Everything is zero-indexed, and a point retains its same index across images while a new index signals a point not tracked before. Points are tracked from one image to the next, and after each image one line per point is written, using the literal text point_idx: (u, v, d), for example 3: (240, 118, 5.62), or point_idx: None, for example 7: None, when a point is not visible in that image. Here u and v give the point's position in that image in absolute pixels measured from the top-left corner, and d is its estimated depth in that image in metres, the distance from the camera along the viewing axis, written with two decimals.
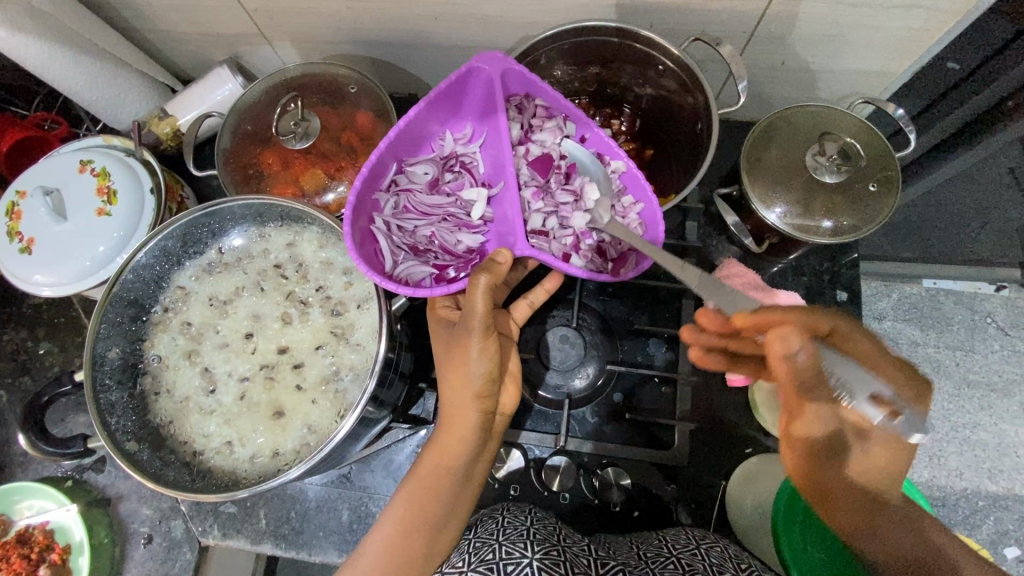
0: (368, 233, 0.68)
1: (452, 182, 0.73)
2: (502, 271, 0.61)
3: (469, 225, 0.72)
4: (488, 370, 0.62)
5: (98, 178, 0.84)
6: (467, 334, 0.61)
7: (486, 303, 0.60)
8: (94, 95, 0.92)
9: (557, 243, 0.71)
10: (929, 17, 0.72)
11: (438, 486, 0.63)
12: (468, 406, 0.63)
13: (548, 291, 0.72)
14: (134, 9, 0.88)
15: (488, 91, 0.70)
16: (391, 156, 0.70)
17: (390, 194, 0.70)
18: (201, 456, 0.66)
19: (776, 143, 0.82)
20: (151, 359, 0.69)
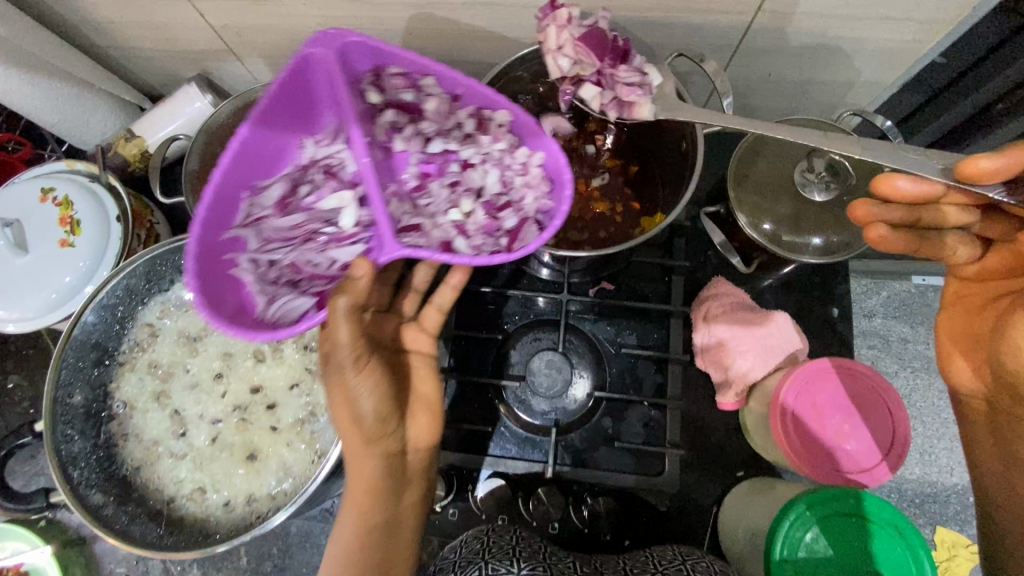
0: (228, 277, 0.60)
1: (311, 195, 0.65)
2: (363, 288, 0.53)
3: (338, 238, 0.64)
4: (377, 407, 0.57)
5: (60, 208, 0.80)
6: (342, 373, 0.56)
7: (352, 330, 0.53)
8: (55, 116, 0.88)
9: (438, 233, 0.66)
10: (918, 30, 0.70)
11: (365, 543, 0.60)
12: (368, 453, 0.59)
13: (455, 288, 0.66)
14: (94, 27, 0.84)
15: (326, 79, 0.62)
16: (237, 182, 0.61)
17: (245, 228, 0.61)
18: (171, 504, 0.63)
19: (764, 158, 0.80)
20: (117, 403, 0.66)
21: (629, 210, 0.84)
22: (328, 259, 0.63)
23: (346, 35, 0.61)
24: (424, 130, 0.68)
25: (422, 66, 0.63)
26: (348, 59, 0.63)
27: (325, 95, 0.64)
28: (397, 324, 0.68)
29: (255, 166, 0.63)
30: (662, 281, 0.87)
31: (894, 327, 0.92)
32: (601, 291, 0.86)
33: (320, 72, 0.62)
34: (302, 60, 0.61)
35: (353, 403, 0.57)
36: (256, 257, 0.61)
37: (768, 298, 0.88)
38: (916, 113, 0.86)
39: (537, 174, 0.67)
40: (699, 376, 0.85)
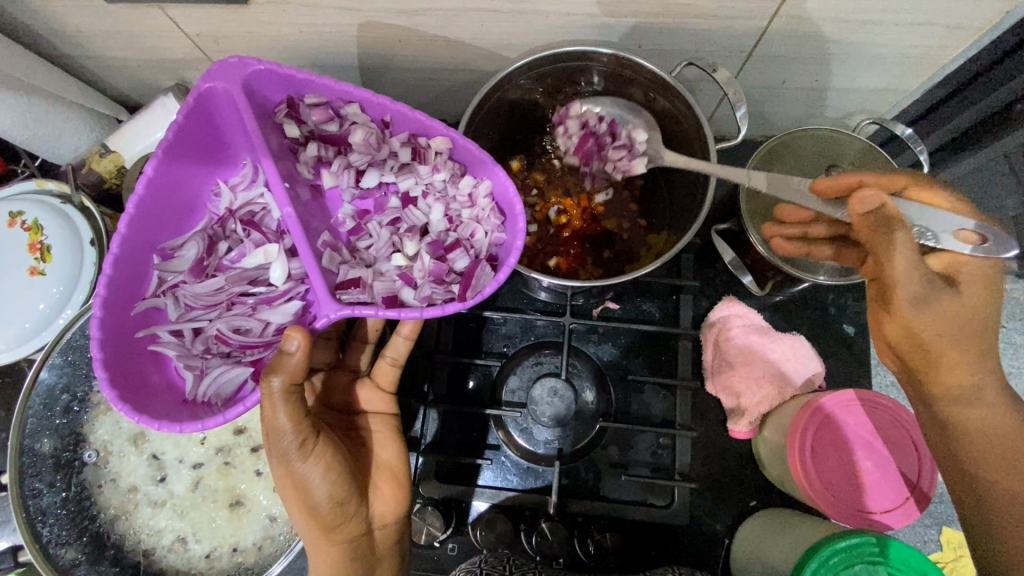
0: (152, 352, 0.58)
1: (232, 252, 0.63)
2: (296, 364, 0.49)
3: (272, 298, 0.61)
4: (332, 490, 0.53)
5: (29, 233, 0.75)
6: (285, 458, 0.51)
7: (291, 414, 0.50)
8: (24, 133, 0.83)
9: (380, 287, 0.63)
10: (946, 35, 0.66)
11: None
12: (325, 539, 0.55)
13: (407, 338, 0.65)
14: (60, 36, 0.78)
15: (233, 111, 0.60)
16: (144, 244, 0.60)
17: (162, 296, 0.59)
18: (152, 556, 0.59)
19: (778, 171, 0.75)
20: (90, 452, 0.60)
21: (636, 228, 0.80)
22: (260, 323, 0.61)
23: (242, 65, 0.58)
24: (353, 162, 0.66)
25: (349, 95, 0.60)
26: (255, 91, 0.60)
27: (235, 133, 0.63)
28: (351, 379, 0.69)
29: (161, 223, 0.61)
30: (670, 299, 0.83)
31: None
32: (605, 311, 0.82)
33: (226, 107, 0.60)
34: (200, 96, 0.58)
35: (305, 485, 0.52)
36: (181, 327, 0.59)
37: (781, 316, 0.84)
38: (933, 111, 0.81)
39: (486, 204, 0.64)
40: (710, 400, 0.81)
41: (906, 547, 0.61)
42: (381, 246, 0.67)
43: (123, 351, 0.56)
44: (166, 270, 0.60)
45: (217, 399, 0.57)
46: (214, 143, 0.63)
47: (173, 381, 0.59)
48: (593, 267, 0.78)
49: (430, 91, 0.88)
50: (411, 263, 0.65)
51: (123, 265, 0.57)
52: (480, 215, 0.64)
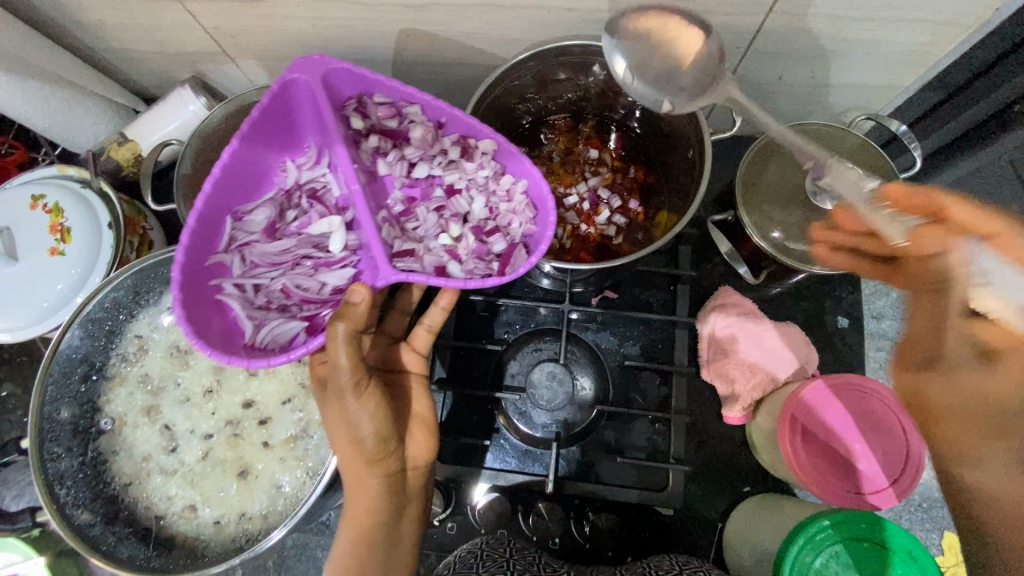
0: (217, 302, 0.59)
1: (296, 221, 0.65)
2: (360, 316, 0.53)
3: (329, 263, 0.64)
4: (378, 426, 0.55)
5: (50, 215, 0.78)
6: (339, 395, 0.53)
7: (351, 355, 0.52)
8: (47, 121, 0.87)
9: (429, 258, 0.66)
10: (937, 32, 0.67)
11: (365, 565, 0.57)
12: (366, 474, 0.56)
13: (443, 309, 0.66)
14: (82, 27, 0.80)
15: (311, 102, 0.62)
16: (221, 207, 0.61)
17: (231, 252, 0.61)
18: (162, 522, 0.62)
19: (774, 166, 0.77)
20: (106, 420, 0.64)
21: (632, 219, 0.82)
22: (319, 283, 0.63)
23: (325, 61, 0.61)
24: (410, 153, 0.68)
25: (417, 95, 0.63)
26: (334, 83, 0.63)
27: (308, 120, 0.65)
28: (390, 343, 0.69)
29: (239, 187, 0.63)
30: (667, 289, 0.85)
31: None
32: (605, 299, 0.84)
33: (305, 95, 0.62)
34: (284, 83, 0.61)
35: (352, 421, 0.54)
36: (245, 282, 0.61)
37: (776, 308, 0.86)
38: (930, 114, 0.83)
39: (522, 200, 0.66)
40: (705, 388, 0.83)
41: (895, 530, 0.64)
42: (429, 226, 0.69)
43: (196, 299, 0.58)
44: (239, 230, 0.62)
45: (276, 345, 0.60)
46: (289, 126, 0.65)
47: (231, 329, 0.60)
48: (590, 253, 0.80)
49: (438, 85, 0.91)
50: (456, 242, 0.68)
51: (204, 223, 0.59)
52: (516, 209, 0.66)
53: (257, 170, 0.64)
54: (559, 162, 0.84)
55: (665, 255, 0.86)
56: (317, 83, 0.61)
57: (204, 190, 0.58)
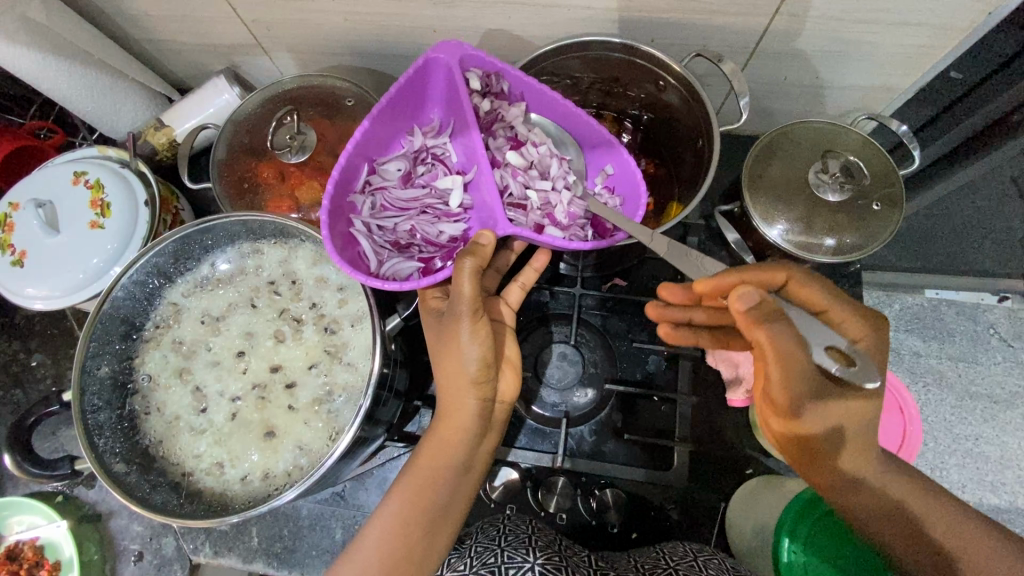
0: (349, 236, 0.66)
1: (424, 175, 0.70)
2: (487, 254, 0.60)
3: (449, 214, 0.70)
4: (484, 353, 0.59)
5: (91, 191, 0.82)
6: (456, 320, 0.59)
7: (474, 286, 0.58)
8: (89, 106, 0.91)
9: (534, 215, 0.69)
10: (934, 35, 0.71)
11: (435, 483, 0.60)
12: (465, 394, 0.60)
13: (537, 270, 0.70)
14: (128, 17, 0.85)
15: (447, 78, 0.67)
16: (361, 155, 0.67)
17: (366, 195, 0.68)
18: (190, 477, 0.65)
19: (778, 160, 0.81)
20: (141, 378, 0.68)
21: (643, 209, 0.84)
22: (439, 231, 0.69)
23: (468, 45, 0.66)
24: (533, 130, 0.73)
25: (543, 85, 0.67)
26: (468, 66, 0.68)
27: (442, 94, 0.70)
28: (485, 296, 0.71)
29: (377, 143, 0.68)
30: (676, 278, 0.88)
31: (906, 341, 1.02)
32: (613, 287, 0.88)
33: (442, 73, 0.67)
34: (428, 61, 0.66)
35: (461, 345, 0.59)
36: (374, 222, 0.67)
37: None
38: (933, 122, 0.88)
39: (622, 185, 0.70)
40: (710, 373, 0.86)
41: None
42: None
43: (335, 229, 0.64)
44: (376, 176, 0.68)
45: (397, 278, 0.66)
46: (424, 97, 0.70)
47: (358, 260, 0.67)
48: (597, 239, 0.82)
49: None
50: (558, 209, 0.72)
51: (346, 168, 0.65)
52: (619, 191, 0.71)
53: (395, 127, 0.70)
54: None
55: (672, 245, 0.90)
56: (456, 63, 0.66)
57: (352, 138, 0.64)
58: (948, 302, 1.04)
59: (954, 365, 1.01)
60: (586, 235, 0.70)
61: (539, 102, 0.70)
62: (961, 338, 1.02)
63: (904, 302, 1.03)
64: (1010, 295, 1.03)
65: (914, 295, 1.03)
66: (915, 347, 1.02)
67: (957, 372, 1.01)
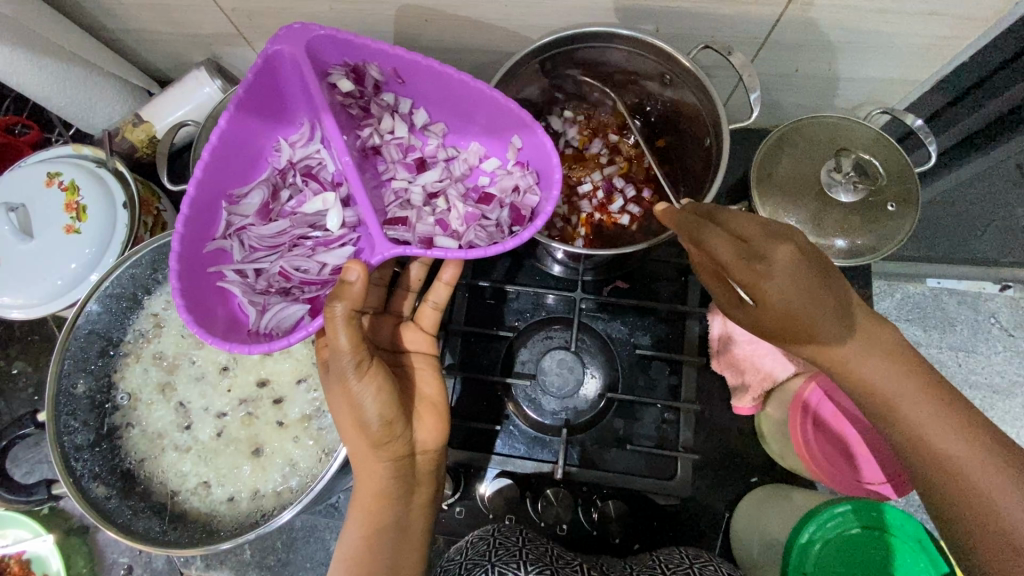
0: (217, 289, 0.60)
1: (292, 199, 0.66)
2: (356, 295, 0.51)
3: (327, 243, 0.64)
4: (383, 407, 0.55)
5: (66, 193, 0.78)
6: (342, 378, 0.53)
7: (351, 336, 0.52)
8: (64, 101, 0.87)
9: (423, 227, 0.66)
10: (957, 24, 0.67)
11: (366, 558, 0.56)
12: (375, 457, 0.56)
13: (447, 283, 0.67)
14: (99, 6, 0.79)
15: (297, 77, 0.61)
16: (215, 190, 0.62)
17: (229, 238, 0.62)
18: (175, 498, 0.62)
19: (788, 156, 0.77)
20: (121, 396, 0.64)
21: (646, 208, 0.81)
22: (317, 264, 0.63)
23: (308, 31, 0.60)
24: (416, 119, 0.69)
25: (407, 61, 0.62)
26: (319, 57, 0.62)
27: (298, 96, 0.64)
28: (396, 324, 0.70)
29: (228, 171, 0.62)
30: (678, 279, 0.86)
31: (906, 332, 0.95)
32: (615, 289, 0.85)
33: (289, 71, 0.61)
34: (268, 60, 0.60)
35: (357, 402, 0.54)
36: (245, 267, 0.62)
37: None
38: None
39: (528, 172, 0.66)
40: (714, 379, 0.83)
41: (901, 521, 0.65)
42: (432, 189, 0.70)
43: (194, 286, 0.58)
44: (234, 213, 0.62)
45: (279, 331, 0.60)
46: (275, 103, 0.64)
47: (236, 316, 0.61)
48: (598, 240, 0.80)
49: None
50: (451, 210, 0.69)
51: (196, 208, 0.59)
52: (520, 179, 0.67)
53: (249, 150, 0.64)
54: (576, 148, 0.82)
55: (676, 246, 0.86)
56: (301, 55, 0.60)
57: (194, 175, 0.59)
58: (949, 292, 0.97)
59: (955, 356, 0.94)
60: (488, 234, 0.66)
61: (436, 90, 0.66)
62: (962, 328, 0.95)
63: (906, 292, 0.96)
64: (1012, 284, 0.97)
65: (915, 286, 0.96)
66: (914, 338, 0.94)
67: (958, 363, 0.94)
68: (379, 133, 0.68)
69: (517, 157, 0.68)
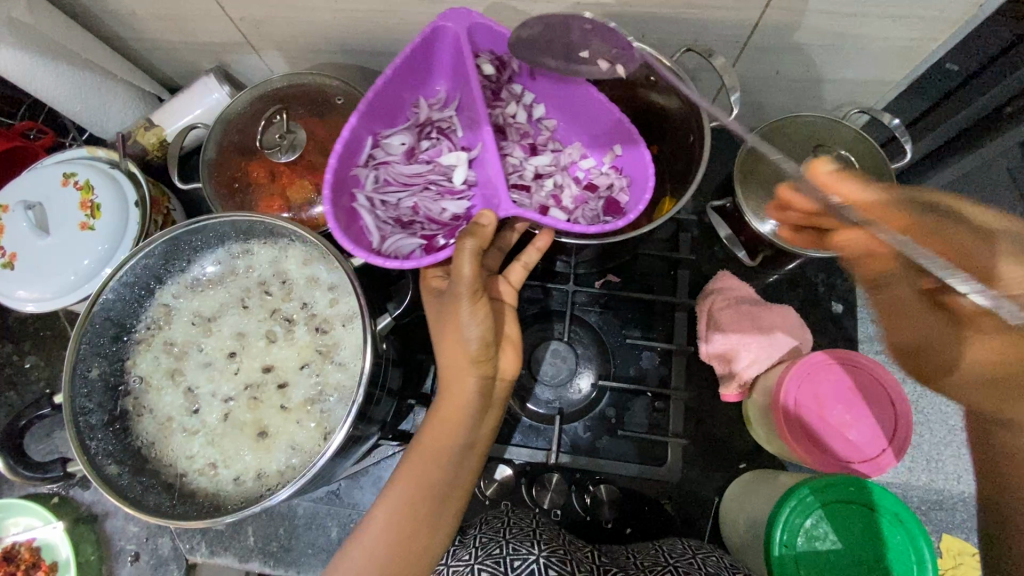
0: (350, 211, 0.67)
1: (429, 149, 0.73)
2: (488, 234, 0.61)
3: (452, 191, 0.72)
4: (484, 331, 0.61)
5: (81, 192, 0.82)
6: (456, 298, 0.60)
7: (474, 266, 0.59)
8: (79, 106, 0.91)
9: (539, 197, 0.75)
10: (928, 27, 0.71)
11: (439, 460, 0.62)
12: (466, 371, 0.62)
13: (540, 250, 0.69)
14: (116, 16, 0.84)
15: (454, 52, 0.68)
16: (365, 128, 0.69)
17: (369, 169, 0.69)
18: (184, 478, 0.65)
19: (771, 156, 0.80)
20: (134, 379, 0.68)
21: None
22: (442, 209, 0.71)
23: (477, 16, 0.66)
24: (535, 110, 0.77)
25: (557, 69, 0.71)
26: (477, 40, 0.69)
27: (447, 67, 0.71)
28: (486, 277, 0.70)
29: (380, 116, 0.70)
30: (668, 273, 0.89)
31: None
32: (607, 283, 0.88)
33: (449, 45, 0.68)
34: (436, 31, 0.66)
35: (461, 325, 0.61)
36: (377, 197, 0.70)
37: (772, 295, 0.89)
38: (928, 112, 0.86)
39: (623, 176, 0.75)
40: (703, 369, 0.86)
41: (897, 506, 0.67)
42: (541, 172, 0.77)
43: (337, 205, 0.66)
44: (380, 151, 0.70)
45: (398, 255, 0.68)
46: (428, 67, 0.70)
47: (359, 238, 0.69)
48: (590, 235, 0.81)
49: None
50: (561, 189, 0.77)
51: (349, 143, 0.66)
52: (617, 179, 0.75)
53: (395, 103, 0.71)
54: None
55: (666, 241, 0.90)
56: (465, 35, 0.66)
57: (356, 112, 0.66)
58: None
59: None
60: (588, 217, 0.75)
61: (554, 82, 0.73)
62: None
63: None
64: None
65: None
66: None
67: None
68: (505, 115, 0.75)
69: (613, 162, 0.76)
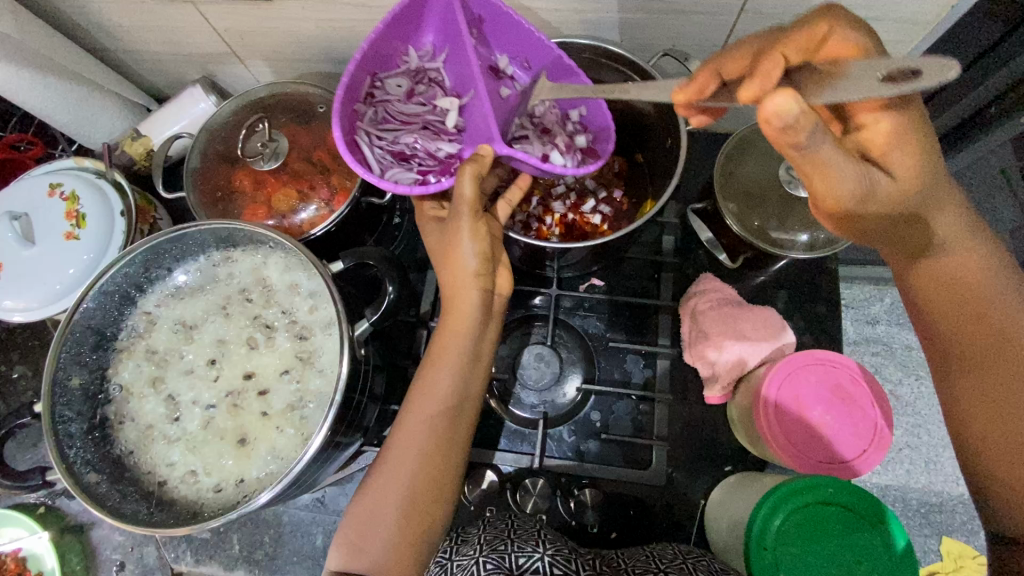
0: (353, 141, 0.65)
1: (426, 93, 0.71)
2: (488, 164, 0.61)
3: (447, 133, 0.70)
4: (481, 248, 0.63)
5: (66, 202, 0.82)
6: (456, 220, 0.62)
7: (474, 188, 0.60)
8: (67, 118, 0.92)
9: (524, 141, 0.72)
10: (902, 28, 0.71)
11: (446, 372, 0.64)
12: (467, 285, 0.64)
13: (523, 189, 0.71)
14: (102, 28, 0.85)
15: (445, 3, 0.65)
16: (365, 68, 0.67)
17: (370, 107, 0.68)
18: (164, 486, 0.65)
19: (751, 158, 0.80)
20: (115, 387, 0.68)
21: (617, 208, 0.85)
22: (440, 150, 0.69)
23: None
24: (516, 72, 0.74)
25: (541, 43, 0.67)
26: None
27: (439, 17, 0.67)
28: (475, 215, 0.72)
29: (379, 57, 0.67)
30: (653, 277, 0.89)
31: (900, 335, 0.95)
32: (591, 286, 0.89)
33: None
34: None
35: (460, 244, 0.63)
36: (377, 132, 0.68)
37: (756, 297, 0.90)
38: None
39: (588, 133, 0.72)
40: (687, 371, 0.86)
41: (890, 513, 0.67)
42: None
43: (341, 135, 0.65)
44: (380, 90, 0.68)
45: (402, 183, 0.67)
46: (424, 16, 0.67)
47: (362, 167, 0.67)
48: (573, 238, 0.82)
49: None
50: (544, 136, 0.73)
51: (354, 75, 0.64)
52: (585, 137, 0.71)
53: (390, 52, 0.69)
54: None
55: (649, 245, 0.90)
56: None
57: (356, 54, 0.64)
58: None
59: None
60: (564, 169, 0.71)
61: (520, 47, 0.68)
62: None
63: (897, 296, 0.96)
64: None
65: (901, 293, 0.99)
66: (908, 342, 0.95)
67: None
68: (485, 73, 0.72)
69: (579, 120, 0.72)
